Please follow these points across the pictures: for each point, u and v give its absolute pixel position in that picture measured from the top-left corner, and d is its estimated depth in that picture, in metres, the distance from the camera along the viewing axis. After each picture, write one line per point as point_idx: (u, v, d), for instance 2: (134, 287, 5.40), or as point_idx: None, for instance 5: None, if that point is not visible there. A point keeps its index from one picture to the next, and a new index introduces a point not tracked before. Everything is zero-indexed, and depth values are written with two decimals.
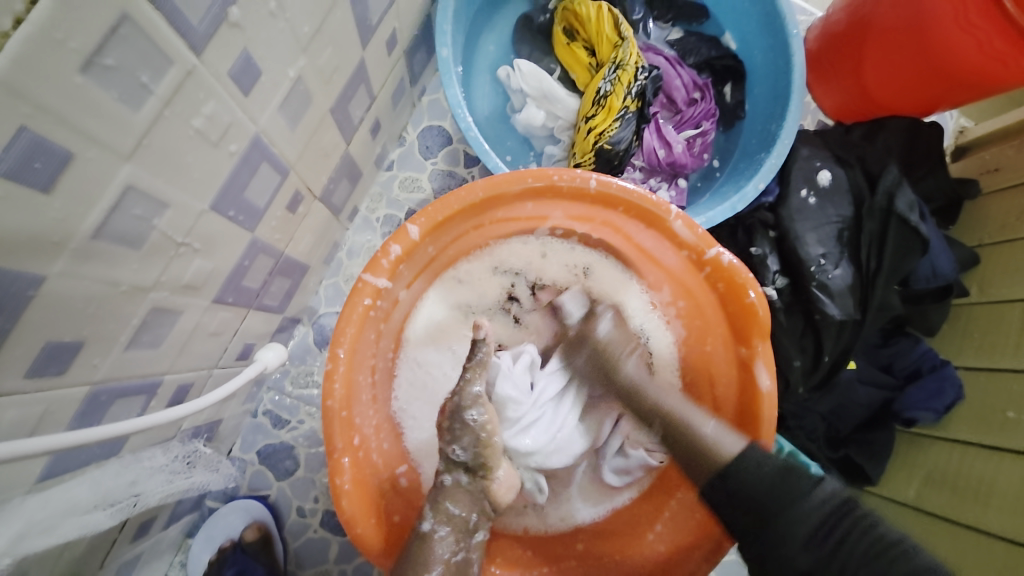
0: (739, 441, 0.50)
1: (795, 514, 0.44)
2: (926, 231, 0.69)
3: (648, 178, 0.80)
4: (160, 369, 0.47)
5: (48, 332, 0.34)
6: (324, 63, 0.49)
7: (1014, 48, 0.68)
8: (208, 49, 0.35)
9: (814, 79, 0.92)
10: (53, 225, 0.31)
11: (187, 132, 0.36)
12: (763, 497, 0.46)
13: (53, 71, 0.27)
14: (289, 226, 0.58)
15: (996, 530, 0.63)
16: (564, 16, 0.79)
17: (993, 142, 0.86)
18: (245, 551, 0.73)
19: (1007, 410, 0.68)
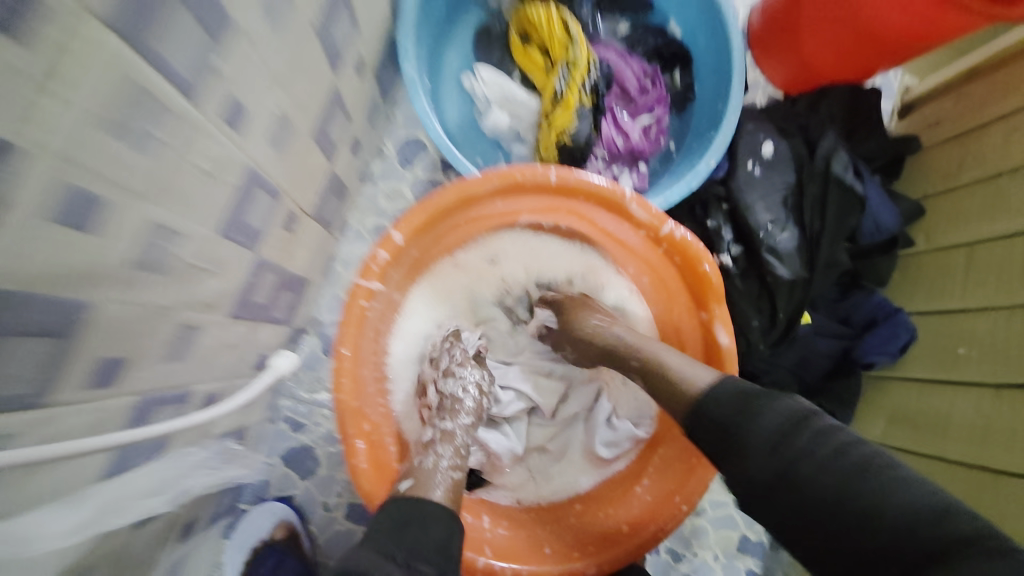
0: (708, 374, 0.54)
1: (759, 434, 0.46)
2: (863, 191, 0.76)
3: (611, 164, 0.85)
4: (186, 380, 0.53)
5: (102, 352, 0.40)
6: (300, 95, 0.56)
7: (941, 8, 0.73)
8: (202, 98, 0.41)
9: (763, 55, 0.99)
10: (99, 263, 0.37)
11: (191, 169, 0.43)
12: (729, 421, 0.48)
13: (96, 139, 0.33)
14: (286, 244, 0.65)
15: (955, 457, 0.71)
16: (519, 21, 0.85)
17: (936, 97, 0.93)
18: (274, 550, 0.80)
19: (958, 346, 0.75)
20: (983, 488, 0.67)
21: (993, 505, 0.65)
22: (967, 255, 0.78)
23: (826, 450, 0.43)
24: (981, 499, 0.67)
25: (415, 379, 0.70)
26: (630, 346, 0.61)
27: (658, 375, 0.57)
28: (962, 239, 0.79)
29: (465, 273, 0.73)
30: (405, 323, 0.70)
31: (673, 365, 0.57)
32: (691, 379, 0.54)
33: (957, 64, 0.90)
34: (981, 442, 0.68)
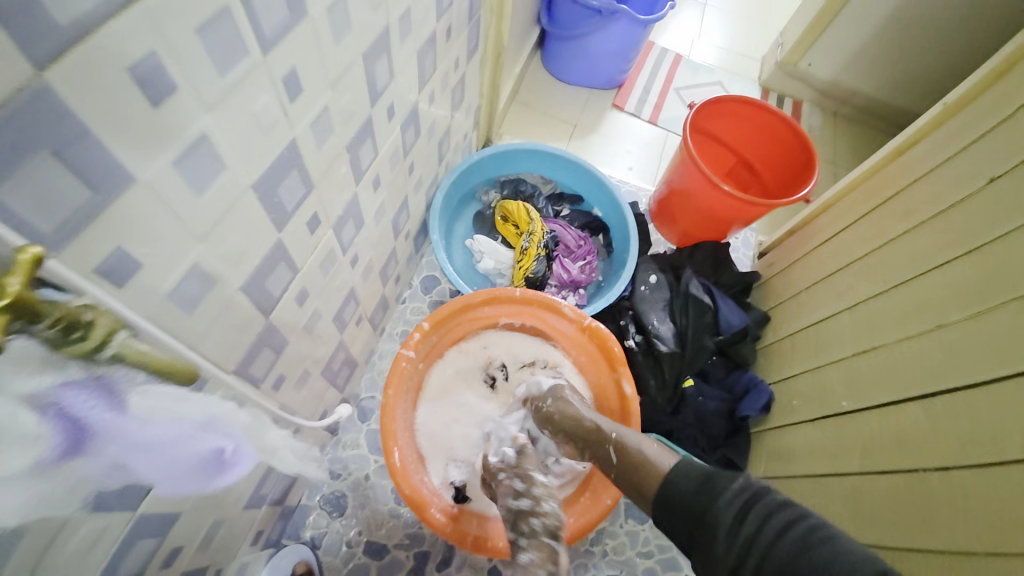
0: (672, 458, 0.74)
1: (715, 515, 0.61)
2: (711, 301, 1.26)
3: (561, 290, 1.34)
4: (296, 404, 0.88)
5: (284, 370, 0.79)
6: (379, 251, 1.04)
7: (747, 205, 1.28)
8: (348, 252, 0.88)
9: (661, 222, 1.55)
10: (300, 323, 0.79)
11: (336, 284, 0.88)
12: (694, 515, 0.63)
13: (318, 270, 0.79)
14: (354, 332, 1.07)
15: (803, 473, 1.03)
16: (501, 208, 1.41)
17: (777, 245, 1.46)
18: None
19: (792, 399, 1.14)
20: (816, 491, 0.98)
21: (824, 501, 0.95)
22: (790, 342, 1.22)
23: (768, 526, 0.57)
24: (821, 499, 0.96)
25: (434, 420, 1.08)
26: (603, 435, 0.83)
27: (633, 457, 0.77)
28: (786, 332, 1.25)
29: (467, 354, 1.15)
30: (429, 382, 1.11)
31: (649, 453, 0.77)
32: (662, 463, 0.74)
33: (786, 226, 1.45)
34: (814, 459, 1.01)
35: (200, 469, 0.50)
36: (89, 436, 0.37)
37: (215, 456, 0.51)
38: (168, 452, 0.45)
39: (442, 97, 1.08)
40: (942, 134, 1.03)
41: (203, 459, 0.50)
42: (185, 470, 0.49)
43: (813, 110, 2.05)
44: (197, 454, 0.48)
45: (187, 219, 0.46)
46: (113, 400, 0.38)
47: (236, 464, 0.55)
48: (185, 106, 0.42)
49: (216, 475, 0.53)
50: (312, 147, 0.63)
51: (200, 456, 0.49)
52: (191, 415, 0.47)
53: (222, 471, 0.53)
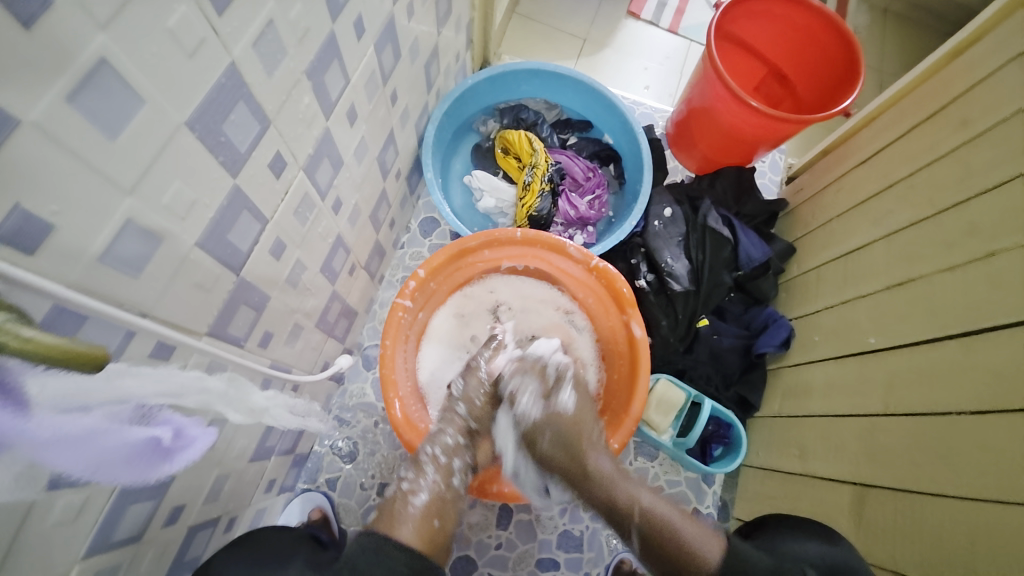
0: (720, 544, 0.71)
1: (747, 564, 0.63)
2: (731, 234, 1.16)
3: (568, 228, 1.25)
4: (291, 360, 0.86)
5: (270, 327, 0.75)
6: (366, 195, 0.96)
7: (775, 123, 1.13)
8: (328, 197, 0.80)
9: (678, 149, 1.41)
10: (281, 277, 0.73)
11: (318, 233, 0.81)
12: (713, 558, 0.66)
13: (294, 220, 0.72)
14: (348, 283, 1.02)
15: (818, 412, 0.98)
16: (501, 140, 1.28)
17: (807, 169, 1.32)
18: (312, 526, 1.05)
19: (814, 336, 1.07)
20: (830, 429, 0.93)
21: (836, 440, 0.91)
22: (817, 275, 1.12)
23: None
24: (835, 438, 0.92)
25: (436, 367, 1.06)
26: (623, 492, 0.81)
27: (668, 542, 0.73)
28: (812, 265, 1.15)
29: (466, 299, 1.10)
30: (429, 329, 1.07)
31: (688, 534, 0.73)
32: (705, 549, 0.71)
33: (819, 147, 1.30)
34: (832, 398, 0.96)
35: (141, 463, 0.44)
36: None
37: (154, 446, 0.45)
38: (83, 451, 0.38)
39: (424, 9, 0.93)
40: (1007, 26, 0.85)
41: (140, 450, 0.43)
42: (121, 465, 0.42)
43: (860, 7, 1.77)
44: (131, 447, 0.42)
45: (103, 168, 0.39)
46: (12, 400, 0.32)
47: (186, 447, 0.49)
48: (66, 22, 0.33)
49: (164, 466, 0.47)
50: (261, 75, 0.53)
51: (137, 448, 0.43)
52: (112, 405, 0.40)
53: (170, 460, 0.47)
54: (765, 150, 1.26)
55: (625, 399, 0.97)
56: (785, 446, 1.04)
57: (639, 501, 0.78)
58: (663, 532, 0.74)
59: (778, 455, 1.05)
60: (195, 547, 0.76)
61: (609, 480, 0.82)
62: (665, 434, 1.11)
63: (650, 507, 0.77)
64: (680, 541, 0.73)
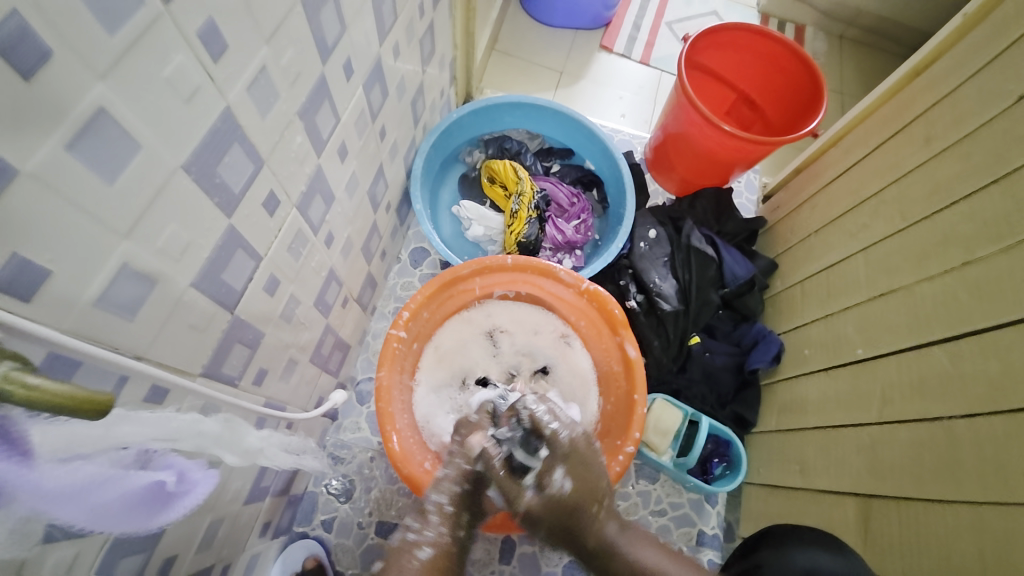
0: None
1: None
2: (714, 252, 1.20)
3: (556, 253, 1.28)
4: (285, 397, 0.84)
5: (264, 363, 0.74)
6: (357, 228, 0.97)
7: (749, 144, 1.18)
8: (320, 231, 0.81)
9: (658, 173, 1.45)
10: (274, 314, 0.73)
11: (312, 268, 0.81)
12: None
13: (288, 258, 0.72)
14: (341, 315, 1.02)
15: (815, 425, 0.99)
16: (487, 170, 1.31)
17: (782, 188, 1.38)
18: None
19: (804, 348, 1.09)
20: (829, 442, 0.94)
21: (838, 453, 0.92)
22: (801, 289, 1.15)
23: None
24: (835, 450, 0.93)
25: (431, 398, 1.05)
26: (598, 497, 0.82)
27: (646, 571, 0.77)
28: (795, 280, 1.18)
29: (461, 329, 1.10)
30: (424, 360, 1.07)
31: (655, 564, 0.79)
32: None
33: (791, 166, 1.36)
34: (827, 410, 0.97)
35: (139, 511, 0.41)
36: None
37: (156, 492, 0.42)
38: (80, 501, 0.36)
39: (409, 50, 0.97)
40: (960, 51, 0.92)
41: (141, 497, 0.40)
42: (116, 516, 0.39)
43: (817, 35, 1.89)
44: (132, 493, 0.40)
45: (99, 213, 0.40)
46: (14, 448, 0.32)
47: (189, 494, 0.45)
48: (68, 75, 0.34)
49: (163, 515, 0.43)
50: (254, 117, 0.55)
51: (137, 495, 0.40)
52: (110, 454, 0.39)
53: (171, 508, 0.43)
54: (741, 171, 1.31)
55: (624, 421, 0.98)
56: (784, 462, 1.05)
57: (614, 519, 0.81)
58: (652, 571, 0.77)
59: (779, 472, 1.06)
60: None
61: (597, 510, 0.82)
62: (665, 455, 1.11)
63: (648, 562, 0.79)
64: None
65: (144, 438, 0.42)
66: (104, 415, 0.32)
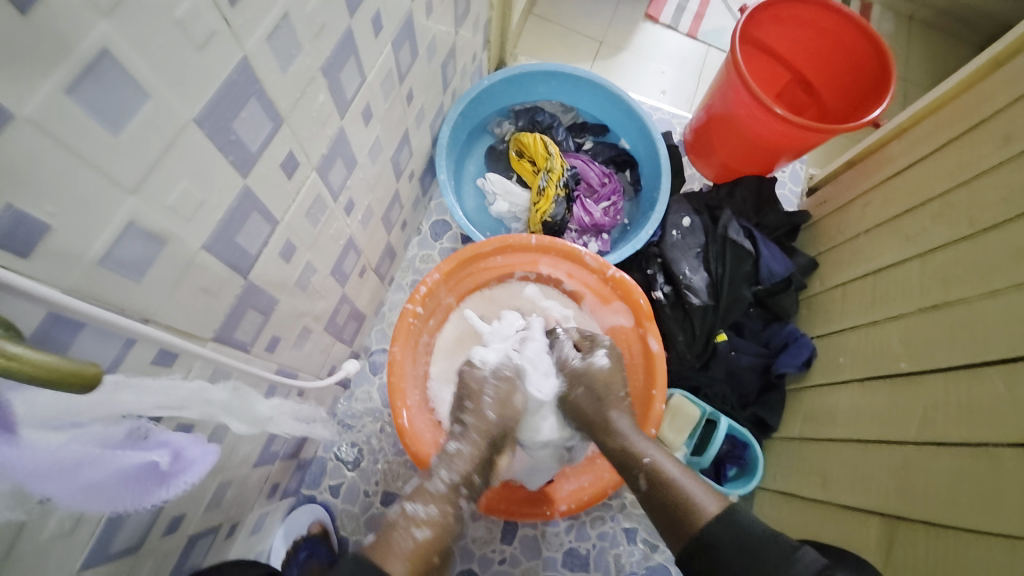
0: (718, 503, 0.70)
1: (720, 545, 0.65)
2: (751, 246, 1.13)
3: (582, 235, 1.22)
4: (297, 364, 0.83)
5: (277, 331, 0.73)
6: (379, 196, 0.94)
7: (801, 130, 1.09)
8: (340, 197, 0.77)
9: (697, 156, 1.37)
10: (289, 283, 0.71)
11: (330, 236, 0.79)
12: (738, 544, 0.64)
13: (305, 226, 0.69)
14: (358, 285, 1.00)
15: (842, 436, 0.94)
16: (516, 143, 1.25)
17: (829, 182, 1.29)
18: (312, 539, 1.01)
19: (839, 356, 1.03)
20: (858, 455, 0.89)
21: (867, 468, 0.87)
22: (842, 292, 1.08)
23: None
24: (862, 466, 0.88)
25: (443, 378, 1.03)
26: (635, 457, 0.78)
27: (673, 494, 0.72)
28: (836, 283, 1.11)
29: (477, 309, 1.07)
30: (439, 338, 1.04)
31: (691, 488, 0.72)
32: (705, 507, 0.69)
33: (843, 158, 1.26)
34: (858, 422, 0.92)
35: (132, 490, 0.39)
36: None
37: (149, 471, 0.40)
38: (62, 479, 0.34)
39: (442, 8, 0.91)
40: None
41: (132, 475, 0.39)
42: (104, 496, 0.38)
43: (885, 15, 1.73)
44: (121, 472, 0.38)
45: (103, 166, 0.37)
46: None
47: (186, 471, 0.43)
48: (69, 10, 0.31)
49: (160, 493, 0.41)
50: (274, 71, 0.51)
51: (128, 472, 0.39)
52: (100, 428, 0.38)
53: (167, 485, 0.41)
54: (788, 160, 1.22)
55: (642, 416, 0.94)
56: (805, 472, 1.01)
57: (647, 458, 0.77)
58: (668, 485, 0.74)
59: (799, 481, 1.02)
60: (194, 556, 0.74)
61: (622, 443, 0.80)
62: (678, 452, 1.08)
63: (668, 470, 0.75)
64: (683, 493, 0.72)
65: (143, 408, 0.41)
66: (94, 389, 0.31)
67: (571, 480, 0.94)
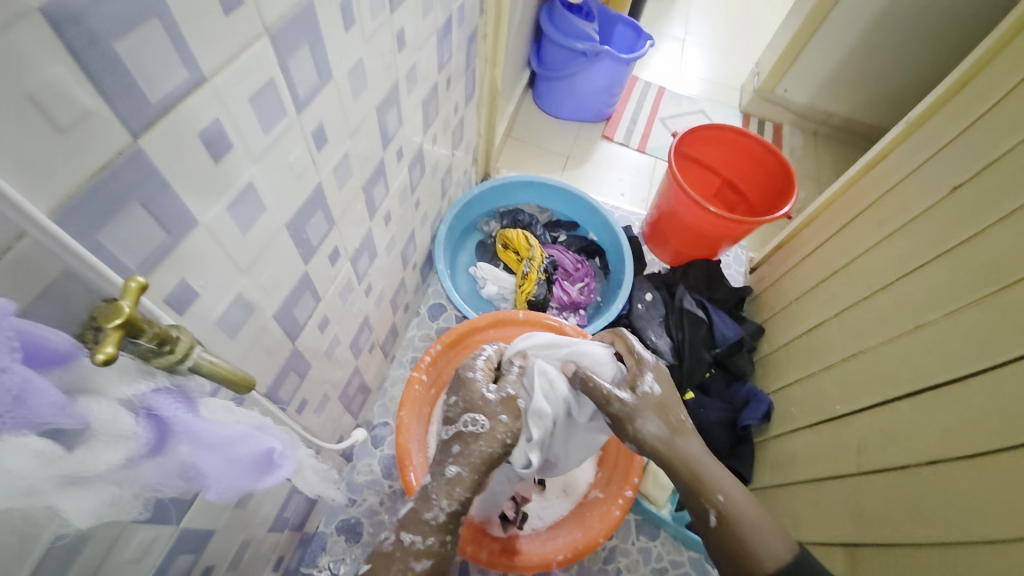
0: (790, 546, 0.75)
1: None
2: (704, 315, 1.33)
3: (562, 312, 1.41)
4: (316, 429, 0.94)
5: (306, 394, 0.85)
6: (390, 281, 1.12)
7: (730, 222, 1.36)
8: (363, 281, 0.95)
9: (654, 244, 1.63)
10: (320, 351, 0.85)
11: (353, 314, 0.95)
12: None
13: (337, 305, 0.86)
14: (368, 359, 1.14)
15: (802, 477, 1.06)
16: (502, 237, 1.49)
17: (764, 262, 1.55)
18: None
19: (790, 406, 1.18)
20: (817, 493, 1.01)
21: (826, 501, 0.98)
22: (785, 351, 1.27)
23: None
24: (823, 502, 0.99)
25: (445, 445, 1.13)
26: (707, 492, 0.78)
27: (734, 537, 0.76)
28: (779, 343, 1.31)
29: None
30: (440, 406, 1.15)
31: (757, 529, 0.76)
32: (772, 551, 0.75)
33: (774, 242, 1.53)
34: (813, 463, 1.05)
35: (252, 477, 0.53)
36: (176, 436, 0.42)
37: (262, 465, 0.53)
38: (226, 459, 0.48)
39: (444, 138, 1.18)
40: (907, 150, 1.12)
41: (254, 465, 0.52)
42: (238, 473, 0.50)
43: (794, 132, 2.17)
44: (250, 461, 0.51)
45: (233, 256, 0.54)
46: (189, 406, 0.43)
47: (280, 466, 0.57)
48: (238, 161, 0.50)
49: (264, 481, 0.55)
50: (335, 190, 0.71)
51: (253, 463, 0.52)
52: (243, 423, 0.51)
53: (269, 476, 0.55)
54: (728, 245, 1.48)
55: (625, 467, 1.07)
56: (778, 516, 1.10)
57: (718, 499, 0.78)
58: (742, 528, 0.76)
59: None
60: None
61: (698, 472, 0.79)
62: (665, 507, 1.20)
63: (737, 509, 0.77)
64: (746, 539, 0.76)
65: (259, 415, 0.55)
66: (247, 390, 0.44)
67: (564, 533, 1.02)
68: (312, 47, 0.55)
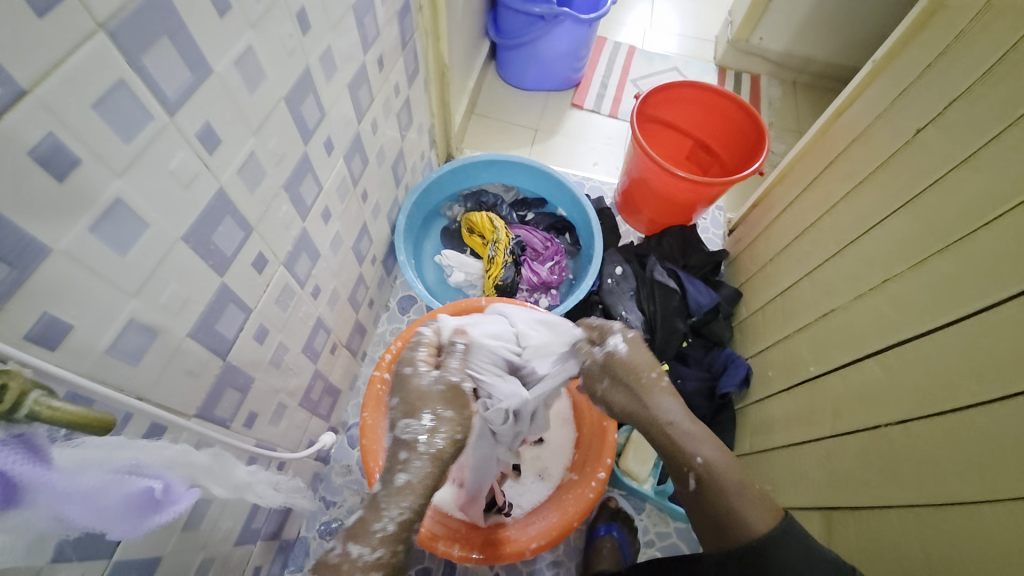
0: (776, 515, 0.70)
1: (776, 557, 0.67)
2: (677, 284, 1.29)
3: (533, 293, 1.37)
4: (274, 440, 0.91)
5: (254, 408, 0.82)
6: (344, 280, 1.08)
7: (698, 185, 1.30)
8: (306, 285, 0.90)
9: (627, 215, 1.57)
10: (263, 363, 0.81)
11: (300, 320, 0.91)
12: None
13: (275, 313, 0.82)
14: (331, 361, 1.11)
15: (781, 443, 1.04)
16: (466, 221, 1.43)
17: (741, 224, 1.49)
18: None
19: (767, 370, 1.15)
20: (795, 459, 0.98)
21: (802, 468, 0.96)
22: (762, 314, 1.23)
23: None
24: (800, 467, 0.96)
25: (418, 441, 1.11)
26: (685, 457, 0.74)
27: (717, 509, 0.71)
28: (756, 307, 1.26)
29: None
30: None
31: (742, 496, 0.71)
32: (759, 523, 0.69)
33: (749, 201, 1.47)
34: (790, 428, 1.02)
35: (135, 518, 0.48)
36: (17, 490, 0.37)
37: (148, 503, 0.49)
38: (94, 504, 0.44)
39: (387, 123, 1.11)
40: (874, 90, 1.04)
41: (137, 505, 0.48)
42: (116, 518, 0.46)
43: (772, 83, 2.07)
44: (129, 502, 0.47)
45: (113, 279, 0.49)
46: (36, 456, 0.39)
47: (174, 502, 0.52)
48: (93, 176, 0.45)
49: (154, 519, 0.50)
50: (245, 194, 0.66)
51: (134, 504, 0.47)
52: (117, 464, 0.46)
53: (161, 513, 0.51)
54: (701, 210, 1.42)
55: (597, 447, 1.05)
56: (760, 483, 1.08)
57: (696, 463, 0.73)
58: (725, 497, 0.71)
59: None
60: None
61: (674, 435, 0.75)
62: (646, 482, 1.18)
63: (719, 471, 0.72)
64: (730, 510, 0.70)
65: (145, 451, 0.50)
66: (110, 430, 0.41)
67: (540, 518, 0.99)
68: (175, 41, 0.48)
